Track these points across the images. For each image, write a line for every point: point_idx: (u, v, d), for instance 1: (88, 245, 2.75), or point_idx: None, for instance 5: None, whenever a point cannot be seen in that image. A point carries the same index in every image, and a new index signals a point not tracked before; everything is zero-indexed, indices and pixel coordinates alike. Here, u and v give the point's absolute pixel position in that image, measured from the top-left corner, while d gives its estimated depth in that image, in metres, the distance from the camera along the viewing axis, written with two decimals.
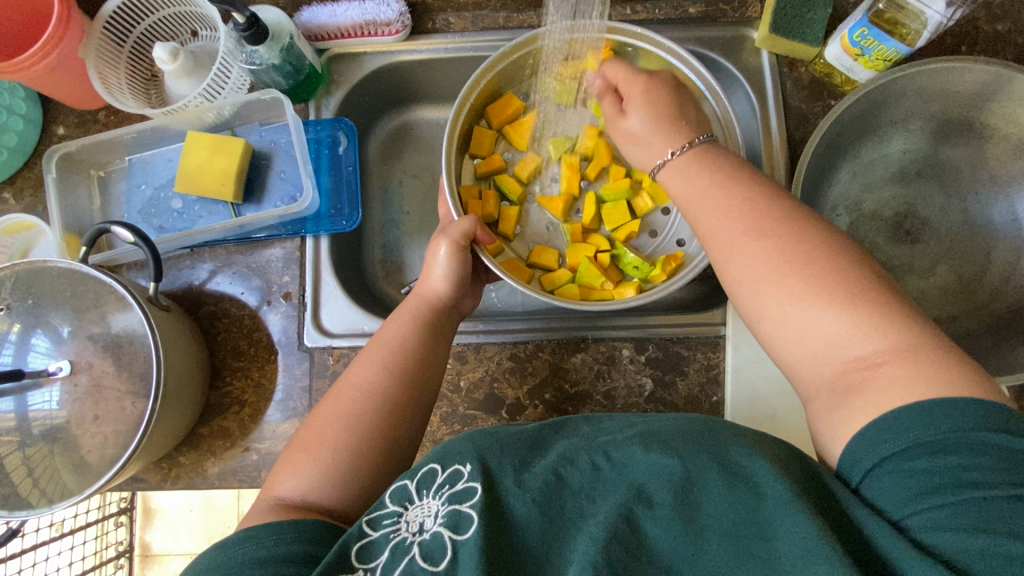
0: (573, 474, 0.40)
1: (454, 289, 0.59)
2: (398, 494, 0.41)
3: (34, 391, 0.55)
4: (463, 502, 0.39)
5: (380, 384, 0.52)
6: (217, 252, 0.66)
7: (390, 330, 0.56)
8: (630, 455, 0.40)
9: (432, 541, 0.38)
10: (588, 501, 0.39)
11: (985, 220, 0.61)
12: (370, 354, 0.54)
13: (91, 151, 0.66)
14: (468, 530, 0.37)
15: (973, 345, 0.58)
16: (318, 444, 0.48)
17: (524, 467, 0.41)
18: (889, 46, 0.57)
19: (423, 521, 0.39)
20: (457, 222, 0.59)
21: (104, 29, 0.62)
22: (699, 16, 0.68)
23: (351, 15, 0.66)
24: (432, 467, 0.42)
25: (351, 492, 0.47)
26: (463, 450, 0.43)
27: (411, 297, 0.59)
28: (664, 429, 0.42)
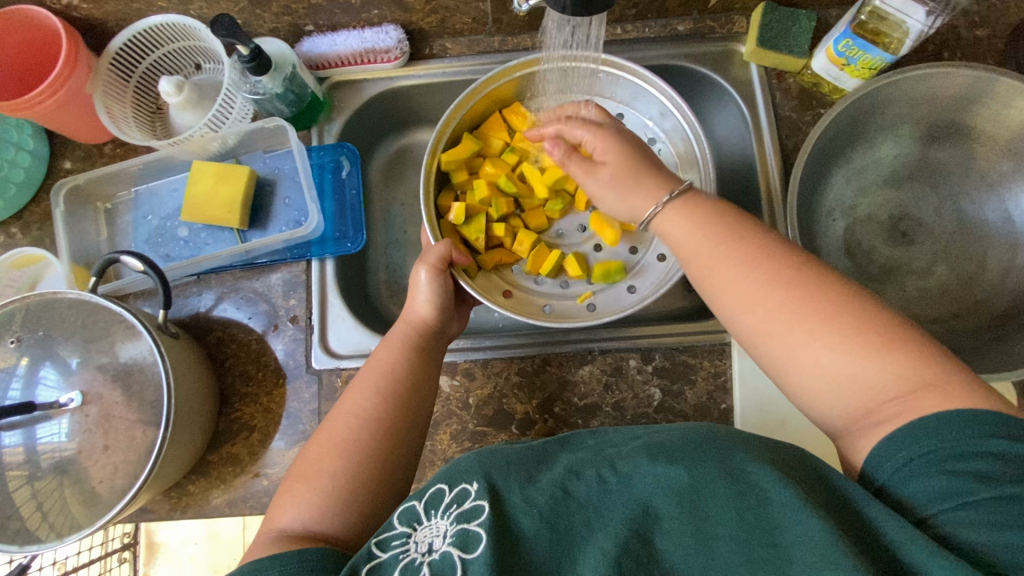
0: (579, 488, 0.40)
1: (440, 312, 0.59)
2: (407, 515, 0.41)
3: (43, 424, 0.55)
4: (470, 520, 0.39)
5: (371, 405, 0.52)
6: (223, 278, 0.66)
7: (378, 356, 0.56)
8: (636, 467, 0.40)
9: (441, 560, 0.37)
10: (595, 513, 0.39)
11: (978, 220, 0.62)
12: (361, 380, 0.54)
13: (98, 184, 0.67)
14: (477, 548, 0.37)
15: (976, 343, 0.59)
16: (319, 471, 0.48)
17: (530, 482, 0.41)
18: (873, 55, 0.60)
19: (432, 541, 0.39)
20: (433, 248, 0.59)
21: (110, 65, 0.63)
22: (689, 33, 0.70)
23: (351, 44, 0.67)
24: (440, 487, 0.43)
25: (353, 520, 0.47)
26: (468, 468, 0.43)
27: (399, 324, 0.59)
28: (668, 439, 0.43)
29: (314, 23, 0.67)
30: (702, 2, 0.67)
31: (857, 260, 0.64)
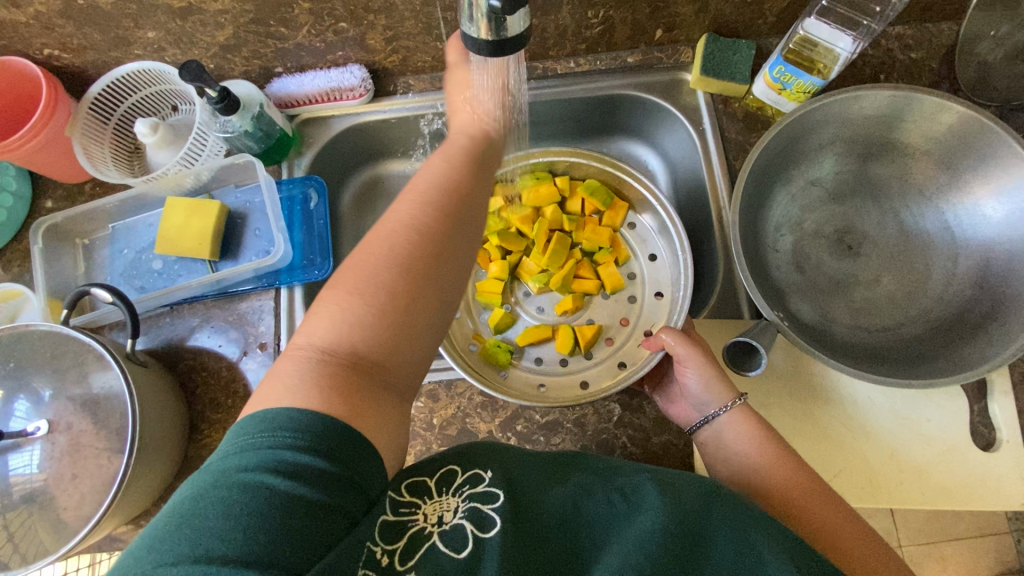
0: (589, 504, 0.42)
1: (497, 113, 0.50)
2: (414, 487, 0.44)
3: (14, 453, 0.56)
4: (485, 503, 0.41)
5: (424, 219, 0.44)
6: (195, 308, 0.69)
7: (434, 167, 0.47)
8: (646, 496, 0.42)
9: (453, 531, 0.39)
10: (600, 528, 0.41)
11: (918, 231, 0.65)
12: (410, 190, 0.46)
13: (76, 222, 0.70)
14: (492, 530, 0.39)
15: (923, 349, 0.60)
16: (373, 290, 0.41)
17: (542, 490, 0.44)
18: (806, 80, 0.64)
19: (442, 514, 0.41)
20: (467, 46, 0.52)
21: (89, 110, 0.67)
22: (638, 63, 0.74)
23: (317, 83, 0.71)
24: (452, 468, 0.45)
25: (384, 351, 0.41)
26: (482, 460, 0.46)
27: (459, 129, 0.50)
28: (681, 482, 0.45)
29: (283, 66, 0.71)
30: (649, 35, 0.72)
31: (806, 273, 0.66)
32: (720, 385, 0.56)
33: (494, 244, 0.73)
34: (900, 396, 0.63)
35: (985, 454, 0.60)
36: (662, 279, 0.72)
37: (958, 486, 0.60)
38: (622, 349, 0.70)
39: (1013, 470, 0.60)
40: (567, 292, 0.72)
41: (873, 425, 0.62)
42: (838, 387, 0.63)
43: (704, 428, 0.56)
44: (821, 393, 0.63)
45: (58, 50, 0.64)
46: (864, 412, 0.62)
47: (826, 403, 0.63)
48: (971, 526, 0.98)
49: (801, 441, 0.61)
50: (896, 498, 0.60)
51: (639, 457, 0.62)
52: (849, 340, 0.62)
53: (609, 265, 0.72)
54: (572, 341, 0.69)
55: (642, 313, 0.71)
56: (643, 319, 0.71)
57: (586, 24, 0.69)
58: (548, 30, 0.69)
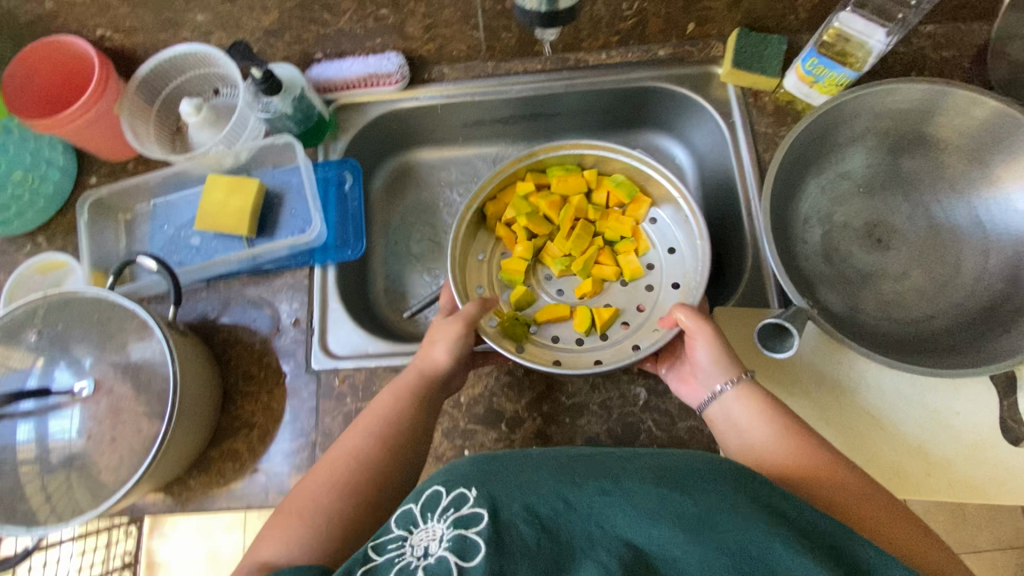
0: (579, 499, 0.41)
1: (454, 364, 0.60)
2: (403, 518, 0.44)
3: (55, 413, 0.59)
4: (469, 527, 0.40)
5: (362, 449, 0.55)
6: (230, 283, 0.70)
7: (383, 402, 0.58)
8: (638, 487, 0.41)
9: (436, 564, 0.38)
10: (595, 525, 0.39)
11: (949, 225, 0.65)
12: (360, 422, 0.58)
13: (120, 196, 0.72)
14: (474, 556, 0.38)
15: (953, 341, 0.60)
16: (312, 506, 0.50)
17: (533, 493, 0.42)
18: (838, 73, 0.65)
19: (428, 544, 0.40)
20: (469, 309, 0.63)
21: (138, 90, 0.70)
22: (670, 57, 0.75)
23: (356, 69, 0.73)
24: (436, 490, 0.45)
25: (336, 532, 0.49)
26: (466, 474, 0.46)
27: (409, 368, 0.61)
28: (673, 468, 0.44)
29: (323, 52, 0.73)
30: (680, 29, 0.73)
31: (834, 265, 0.66)
32: (732, 361, 0.56)
33: (521, 226, 0.73)
34: (929, 389, 0.62)
35: (1014, 449, 0.60)
36: (681, 270, 0.72)
37: (986, 480, 0.59)
38: (637, 334, 0.70)
39: None
40: (587, 275, 0.73)
41: (900, 417, 0.62)
42: (864, 377, 0.63)
43: (715, 407, 0.57)
44: (847, 383, 0.63)
45: (111, 30, 0.66)
46: (891, 403, 0.62)
47: (852, 393, 0.63)
48: (992, 537, 0.96)
49: (828, 430, 0.61)
50: (923, 489, 0.60)
51: (663, 442, 0.62)
52: (877, 330, 0.63)
53: (630, 254, 0.73)
54: (589, 322, 0.69)
55: (658, 301, 0.72)
56: (658, 307, 0.71)
57: (620, 17, 0.71)
58: (582, 22, 0.71)
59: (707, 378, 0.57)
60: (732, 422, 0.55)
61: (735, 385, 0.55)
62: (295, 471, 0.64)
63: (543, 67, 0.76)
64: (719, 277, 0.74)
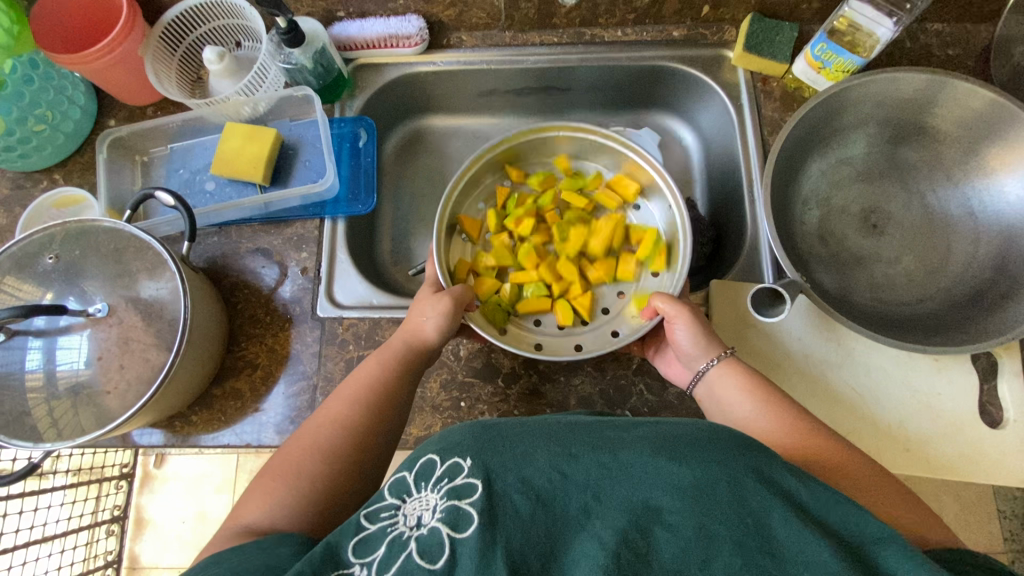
0: (578, 471, 0.40)
1: (443, 337, 0.61)
2: (396, 487, 0.42)
3: (64, 335, 0.60)
4: (462, 498, 0.39)
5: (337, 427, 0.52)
6: (241, 229, 0.72)
7: (369, 368, 0.58)
8: (639, 460, 0.40)
9: (429, 536, 0.37)
10: (594, 498, 0.38)
11: (943, 213, 0.67)
12: (342, 390, 0.57)
13: (138, 137, 0.74)
14: (468, 529, 0.37)
15: (938, 322, 0.63)
16: (292, 469, 0.49)
17: (527, 462, 0.41)
18: (846, 58, 0.67)
19: (421, 515, 0.39)
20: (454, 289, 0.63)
21: (162, 35, 0.71)
22: (683, 38, 0.77)
23: (377, 28, 0.75)
24: (431, 458, 0.44)
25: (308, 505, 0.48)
26: (462, 442, 0.44)
27: (396, 336, 0.61)
28: (674, 437, 0.42)
29: (345, 10, 0.74)
30: (696, 11, 0.74)
31: (829, 246, 0.68)
32: (714, 340, 0.58)
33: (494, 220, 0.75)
34: (913, 369, 0.65)
35: (991, 430, 0.62)
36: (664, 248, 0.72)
37: (962, 457, 0.62)
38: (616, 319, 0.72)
39: (1018, 448, 0.61)
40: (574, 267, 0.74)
41: (885, 394, 0.64)
42: (851, 354, 0.65)
43: (700, 386, 0.59)
44: (834, 358, 0.65)
45: None
46: (875, 380, 0.64)
47: (839, 368, 0.65)
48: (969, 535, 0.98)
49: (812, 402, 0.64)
50: (901, 464, 0.62)
51: (653, 405, 0.65)
52: (866, 309, 0.65)
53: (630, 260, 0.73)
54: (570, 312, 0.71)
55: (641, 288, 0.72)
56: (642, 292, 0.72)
57: None
58: None
59: (693, 361, 0.59)
60: (714, 401, 0.57)
61: (720, 362, 0.57)
62: (294, 410, 0.66)
63: (559, 41, 0.78)
64: (717, 254, 0.76)
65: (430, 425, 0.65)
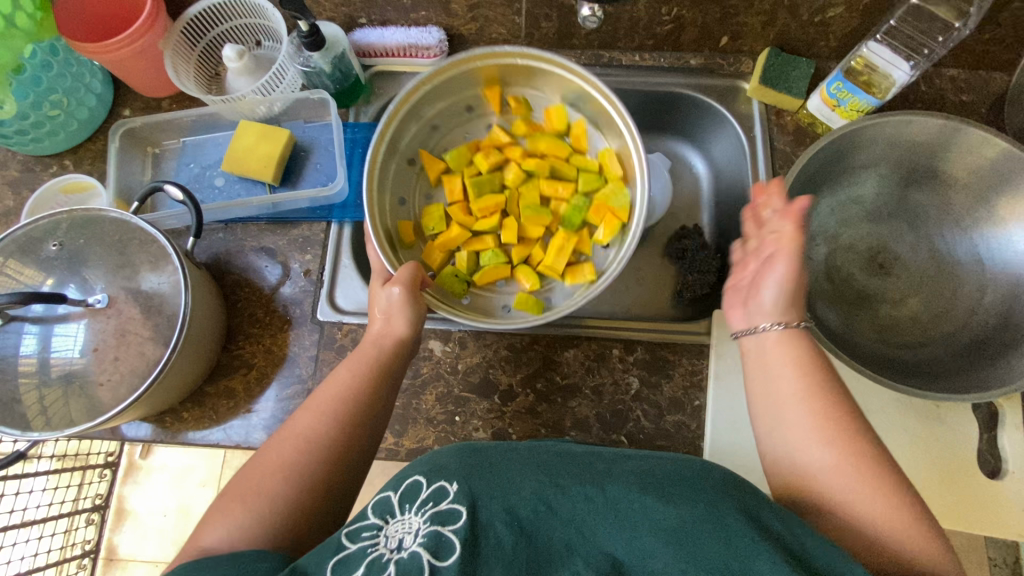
0: (562, 504, 0.40)
1: (416, 329, 0.59)
2: (380, 507, 0.42)
3: (60, 324, 0.59)
4: (445, 524, 0.38)
5: (327, 430, 0.51)
6: (247, 227, 0.72)
7: (339, 378, 0.55)
8: (624, 494, 0.40)
9: (408, 561, 0.37)
10: (576, 533, 0.39)
11: (950, 258, 0.67)
12: (314, 401, 0.54)
13: (152, 130, 0.74)
14: (449, 557, 0.36)
15: (941, 367, 0.63)
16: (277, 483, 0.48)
17: (512, 493, 0.41)
18: (861, 98, 0.67)
19: (403, 538, 0.39)
20: (404, 270, 0.60)
21: (183, 30, 0.71)
22: (700, 66, 0.78)
23: (397, 38, 0.75)
24: (417, 481, 0.43)
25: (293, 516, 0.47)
26: (448, 468, 0.44)
27: (366, 342, 0.58)
28: (661, 474, 0.43)
29: (367, 17, 0.75)
30: (714, 41, 0.75)
31: (834, 284, 0.68)
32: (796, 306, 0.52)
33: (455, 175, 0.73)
34: (913, 412, 0.64)
35: (989, 481, 0.62)
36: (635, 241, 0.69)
37: (961, 506, 0.61)
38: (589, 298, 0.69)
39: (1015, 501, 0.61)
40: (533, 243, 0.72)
41: (884, 436, 0.63)
42: (851, 394, 0.65)
43: (751, 340, 0.53)
44: None
45: None
46: (875, 422, 0.64)
47: None
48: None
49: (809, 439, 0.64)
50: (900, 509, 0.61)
51: (649, 433, 0.64)
52: (868, 349, 0.65)
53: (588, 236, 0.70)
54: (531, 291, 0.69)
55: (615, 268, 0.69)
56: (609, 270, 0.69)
57: (657, 21, 0.72)
58: (621, 21, 0.72)
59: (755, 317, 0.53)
60: (761, 360, 0.52)
61: (786, 328, 0.51)
62: (286, 413, 0.65)
63: (577, 61, 0.79)
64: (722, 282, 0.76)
65: (423, 438, 0.65)
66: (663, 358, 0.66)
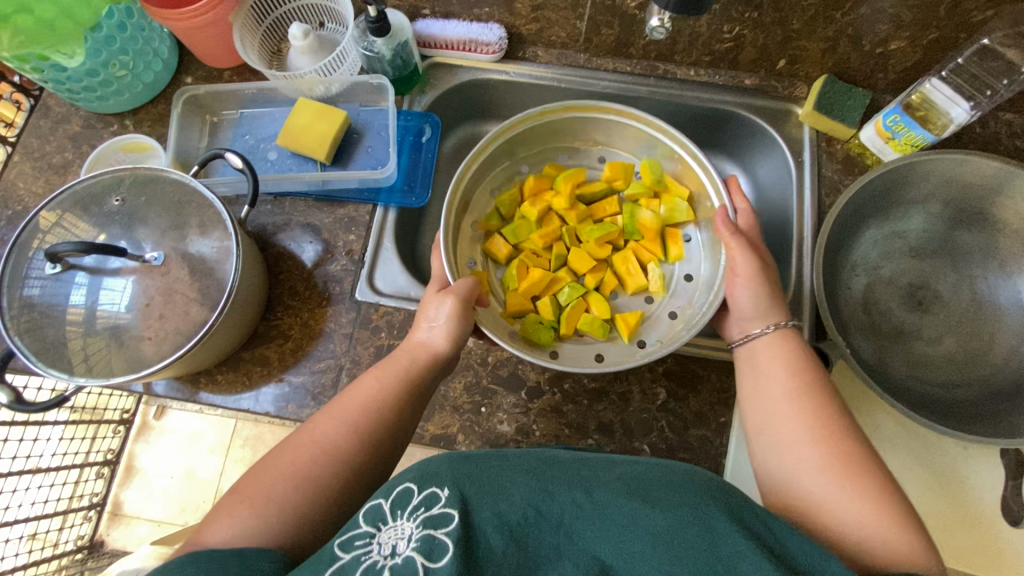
0: (551, 509, 0.41)
1: (455, 346, 0.60)
2: (372, 515, 0.41)
3: (111, 278, 0.61)
4: (437, 528, 0.38)
5: (374, 414, 0.54)
6: (295, 202, 0.73)
7: (368, 385, 0.56)
8: (611, 500, 0.42)
9: (403, 565, 0.36)
10: (566, 537, 0.39)
11: (991, 301, 0.66)
12: (336, 408, 0.55)
13: (213, 99, 0.76)
14: (442, 558, 0.36)
15: (974, 410, 0.62)
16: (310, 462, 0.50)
17: (503, 497, 0.42)
18: (918, 132, 0.67)
19: (396, 544, 0.38)
20: (462, 283, 0.61)
21: (253, 5, 0.73)
22: (754, 87, 0.78)
23: (458, 32, 0.76)
24: (408, 487, 0.43)
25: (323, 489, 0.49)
26: (439, 474, 0.44)
27: (400, 351, 0.60)
28: (647, 482, 0.44)
29: (431, 9, 0.76)
30: (771, 63, 0.75)
31: (871, 316, 0.68)
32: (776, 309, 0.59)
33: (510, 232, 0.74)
34: (941, 452, 0.64)
35: (1013, 529, 0.61)
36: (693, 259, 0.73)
37: (988, 549, 0.61)
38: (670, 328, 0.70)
39: None
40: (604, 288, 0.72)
41: (911, 474, 0.63)
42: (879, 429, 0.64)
43: (745, 346, 0.59)
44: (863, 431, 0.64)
45: None
46: (901, 459, 0.64)
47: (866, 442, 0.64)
48: None
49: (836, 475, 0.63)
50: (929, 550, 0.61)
51: (672, 444, 0.64)
52: (901, 385, 0.64)
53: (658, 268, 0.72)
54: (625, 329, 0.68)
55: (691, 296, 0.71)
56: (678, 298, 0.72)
57: (717, 38, 0.72)
58: (682, 35, 0.73)
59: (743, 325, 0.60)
60: (754, 364, 0.57)
61: (776, 330, 0.57)
62: (317, 386, 0.67)
63: (631, 70, 0.79)
64: None
65: (448, 425, 0.66)
66: (692, 372, 0.66)
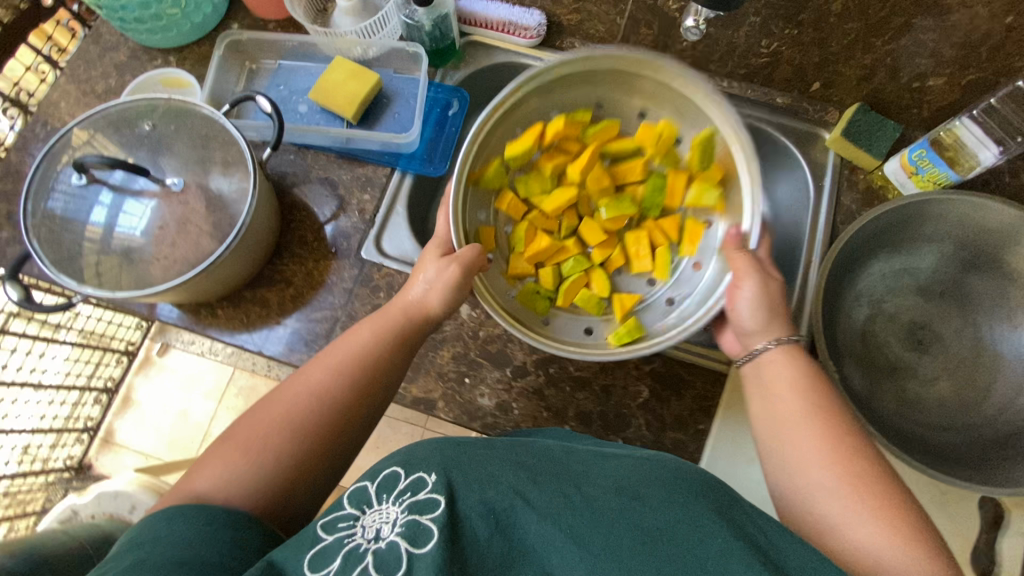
0: (539, 498, 0.41)
1: (446, 312, 0.60)
2: (358, 497, 0.43)
3: (131, 200, 0.63)
4: (423, 514, 0.39)
5: (358, 372, 0.55)
6: (318, 156, 0.75)
7: (361, 336, 0.57)
8: (600, 494, 0.41)
9: (387, 551, 0.37)
10: (553, 525, 0.39)
11: (993, 351, 0.65)
12: (327, 356, 0.56)
13: (254, 46, 0.79)
14: (426, 545, 0.37)
15: (956, 455, 0.61)
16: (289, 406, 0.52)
17: (490, 484, 0.42)
18: (942, 170, 0.66)
19: (381, 527, 0.39)
20: (466, 251, 0.58)
21: None
22: (785, 107, 0.76)
23: (500, 12, 0.78)
24: (395, 470, 0.44)
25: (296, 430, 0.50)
26: (427, 458, 0.44)
27: (392, 305, 0.60)
28: (636, 476, 0.43)
29: None
30: (805, 84, 0.75)
31: (866, 348, 0.68)
32: (779, 323, 0.55)
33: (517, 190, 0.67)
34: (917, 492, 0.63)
35: None
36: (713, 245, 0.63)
37: None
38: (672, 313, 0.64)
39: None
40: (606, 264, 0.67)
41: None
42: None
43: (750, 364, 0.55)
44: None
45: None
46: None
47: None
48: None
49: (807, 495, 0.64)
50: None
51: (647, 442, 0.64)
52: (886, 420, 0.64)
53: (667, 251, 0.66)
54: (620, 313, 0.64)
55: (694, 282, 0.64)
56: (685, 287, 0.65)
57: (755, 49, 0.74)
58: None
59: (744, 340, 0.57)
60: (760, 383, 0.54)
61: (778, 346, 0.54)
62: (311, 334, 0.69)
63: None
64: None
65: (430, 390, 0.67)
66: (678, 376, 0.66)
